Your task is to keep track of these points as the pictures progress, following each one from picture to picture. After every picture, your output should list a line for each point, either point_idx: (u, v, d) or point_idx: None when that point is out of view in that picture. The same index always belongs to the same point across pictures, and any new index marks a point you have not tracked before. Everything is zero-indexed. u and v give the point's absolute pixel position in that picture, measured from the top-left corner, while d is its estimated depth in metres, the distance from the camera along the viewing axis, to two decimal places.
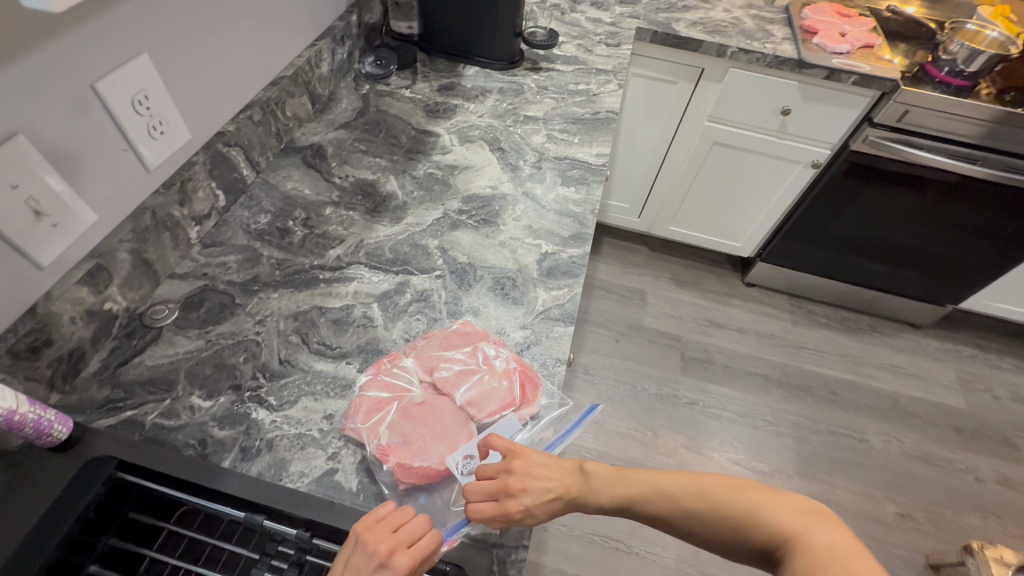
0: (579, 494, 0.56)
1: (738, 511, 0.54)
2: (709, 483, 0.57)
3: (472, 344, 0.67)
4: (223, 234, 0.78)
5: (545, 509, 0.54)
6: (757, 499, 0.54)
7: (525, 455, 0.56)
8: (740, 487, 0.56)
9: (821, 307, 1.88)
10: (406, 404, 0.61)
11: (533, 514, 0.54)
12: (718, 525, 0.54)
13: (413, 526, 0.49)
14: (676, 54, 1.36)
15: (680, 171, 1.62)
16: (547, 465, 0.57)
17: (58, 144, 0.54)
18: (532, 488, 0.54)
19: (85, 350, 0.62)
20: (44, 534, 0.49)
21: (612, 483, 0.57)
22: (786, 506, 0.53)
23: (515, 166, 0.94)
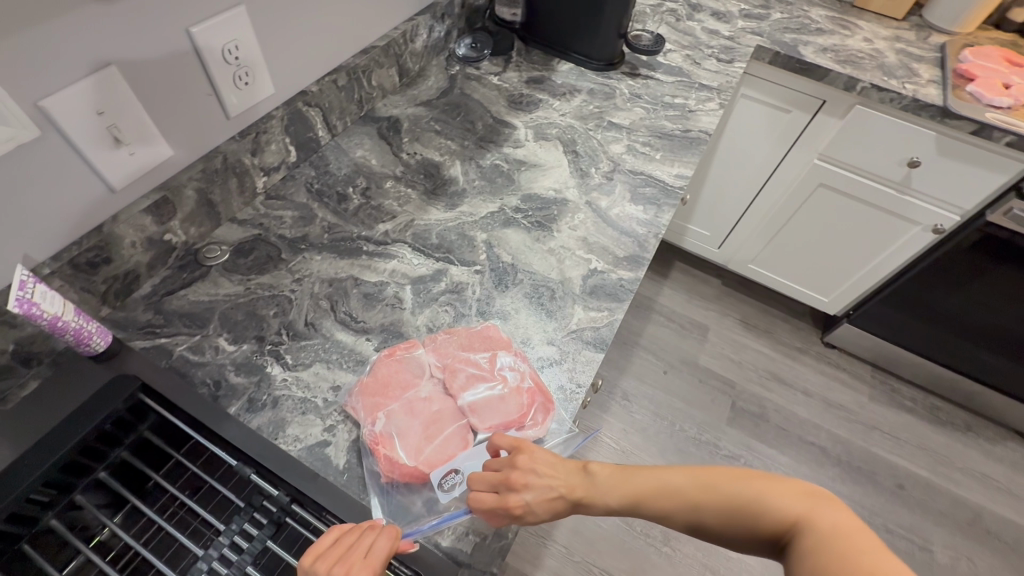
0: (584, 494, 0.52)
1: (742, 501, 0.48)
2: (712, 473, 0.51)
3: (491, 350, 0.64)
4: (287, 189, 0.81)
5: (547, 508, 0.52)
6: (759, 486, 0.48)
7: (531, 450, 0.54)
8: (740, 478, 0.50)
9: (908, 388, 1.67)
10: (409, 397, 0.60)
11: (534, 510, 0.51)
12: (721, 520, 0.48)
13: (364, 537, 0.47)
14: (796, 81, 1.23)
15: (774, 208, 1.49)
16: (552, 463, 0.54)
17: (147, 81, 0.58)
18: (534, 482, 0.52)
19: (139, 274, 0.66)
20: (62, 435, 0.54)
21: (616, 483, 0.52)
22: (789, 490, 0.47)
23: (585, 172, 0.89)
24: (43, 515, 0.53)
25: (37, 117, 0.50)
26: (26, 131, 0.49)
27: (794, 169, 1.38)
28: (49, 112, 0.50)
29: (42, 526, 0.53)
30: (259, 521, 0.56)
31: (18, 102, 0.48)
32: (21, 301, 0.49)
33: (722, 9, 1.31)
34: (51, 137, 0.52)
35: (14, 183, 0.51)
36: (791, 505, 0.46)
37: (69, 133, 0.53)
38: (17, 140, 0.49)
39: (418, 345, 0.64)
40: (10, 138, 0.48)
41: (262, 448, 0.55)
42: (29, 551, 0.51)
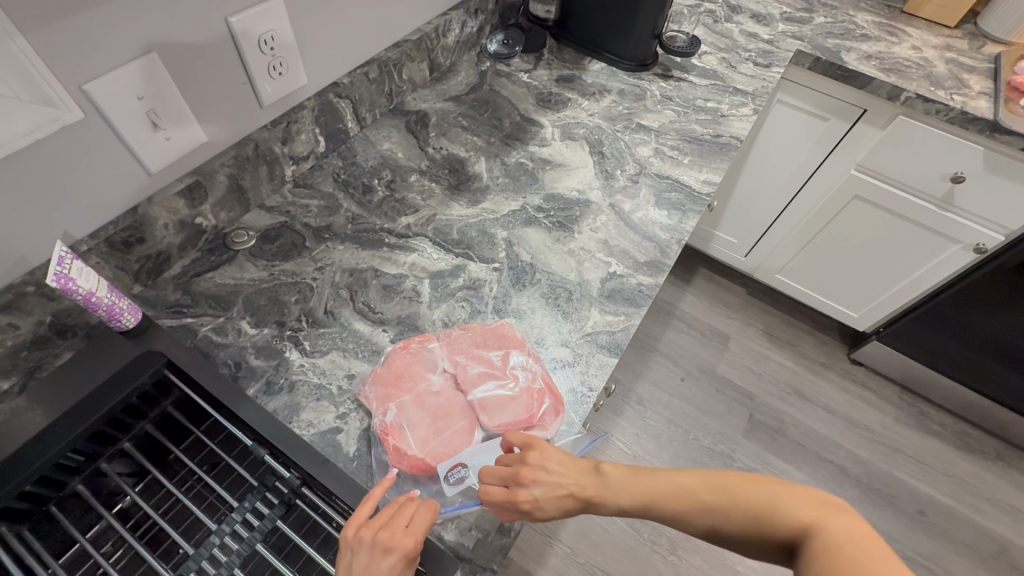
0: (594, 493, 0.52)
1: (757, 506, 0.49)
2: (727, 478, 0.51)
3: (504, 348, 0.65)
4: (315, 178, 0.83)
5: (557, 505, 0.51)
6: (775, 491, 0.49)
7: (541, 446, 0.54)
8: (756, 483, 0.50)
9: (937, 412, 1.61)
10: (420, 390, 0.61)
11: (543, 506, 0.51)
12: (736, 524, 0.49)
13: (405, 507, 0.49)
14: (836, 88, 1.19)
15: (805, 218, 1.45)
16: (564, 460, 0.54)
17: (185, 68, 0.60)
18: (545, 478, 0.52)
19: (171, 255, 0.69)
20: (92, 406, 0.56)
21: (628, 482, 0.52)
22: (804, 497, 0.49)
23: (610, 174, 0.88)
24: (71, 481, 0.57)
25: (81, 100, 0.52)
26: (70, 114, 0.52)
27: (829, 180, 1.34)
28: (92, 95, 0.52)
29: (71, 490, 0.57)
30: (269, 501, 0.58)
31: (63, 85, 0.50)
32: (60, 277, 0.51)
33: (763, 12, 1.28)
34: (93, 120, 0.54)
35: (58, 162, 0.53)
36: (806, 511, 0.47)
37: (110, 116, 0.55)
38: (61, 122, 0.51)
39: (432, 339, 0.65)
40: (55, 120, 0.51)
41: (277, 430, 0.57)
42: (58, 513, 0.55)
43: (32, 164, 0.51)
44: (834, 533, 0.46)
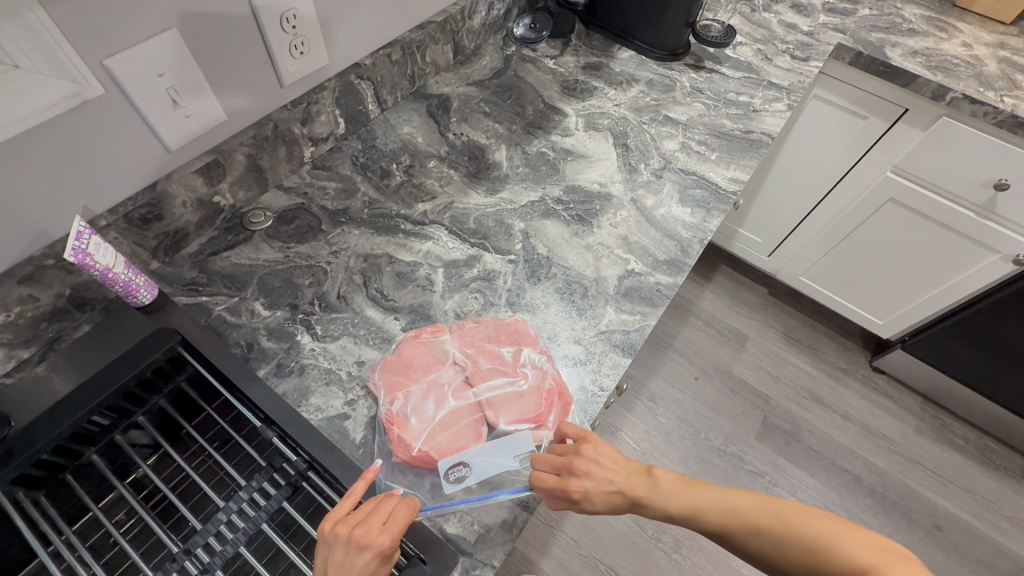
0: (642, 495, 0.54)
1: (815, 540, 0.49)
2: (784, 505, 0.52)
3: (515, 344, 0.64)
4: (333, 160, 0.82)
5: (606, 501, 0.53)
6: (836, 530, 0.49)
7: (592, 442, 0.55)
8: (815, 516, 0.50)
9: (960, 425, 1.56)
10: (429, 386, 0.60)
11: (593, 500, 0.53)
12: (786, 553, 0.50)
13: (384, 503, 0.48)
14: (878, 85, 1.13)
15: (834, 221, 1.40)
16: (614, 458, 0.55)
17: (205, 46, 0.59)
18: (597, 474, 0.54)
19: (188, 233, 0.69)
20: (108, 379, 0.57)
21: (680, 491, 0.54)
22: (865, 539, 0.48)
23: (633, 167, 0.86)
24: (87, 451, 0.58)
25: (101, 74, 0.52)
26: (90, 88, 0.51)
27: (863, 181, 1.28)
28: (112, 70, 0.52)
29: (86, 459, 0.58)
30: (276, 482, 0.58)
31: (83, 59, 0.50)
32: (78, 252, 0.52)
33: (803, 2, 1.22)
34: (113, 95, 0.54)
35: (78, 136, 0.53)
36: (867, 553, 0.47)
37: (130, 92, 0.55)
38: (80, 97, 0.51)
39: (445, 330, 0.64)
40: (75, 94, 0.51)
41: (286, 414, 0.57)
42: (73, 482, 0.57)
43: (53, 138, 0.52)
44: None
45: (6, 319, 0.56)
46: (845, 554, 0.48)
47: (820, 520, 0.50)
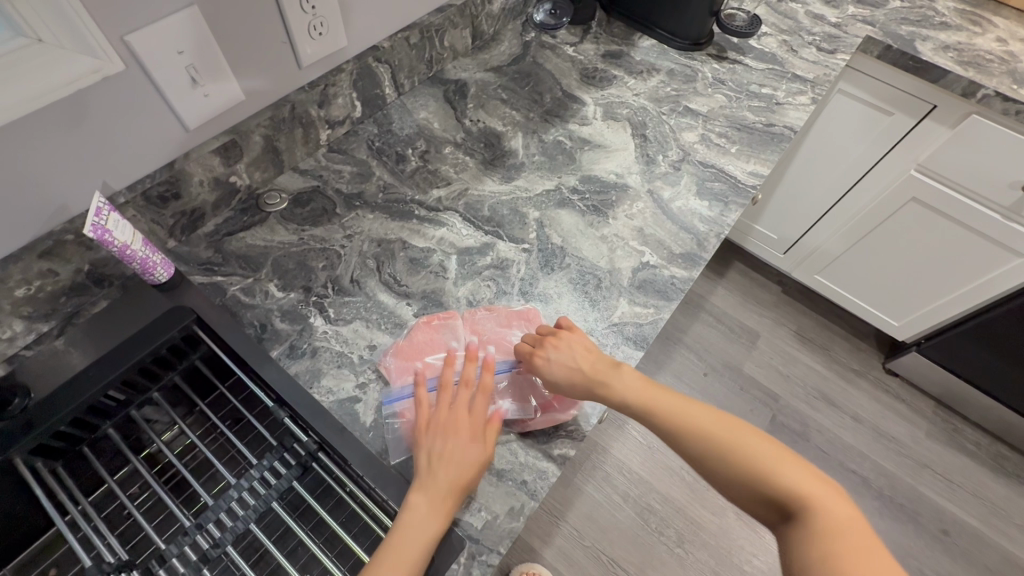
0: (604, 380, 0.58)
1: (756, 460, 0.53)
2: (735, 425, 0.56)
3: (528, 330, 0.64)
4: (349, 144, 0.82)
5: (567, 377, 0.58)
6: (777, 456, 0.54)
7: (573, 336, 0.61)
8: (761, 441, 0.55)
9: (973, 431, 1.53)
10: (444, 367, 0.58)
11: (553, 371, 0.58)
12: (728, 469, 0.53)
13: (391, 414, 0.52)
14: (905, 80, 1.10)
15: (854, 219, 1.37)
16: (588, 352, 0.60)
17: (224, 24, 0.59)
18: (561, 354, 0.59)
19: (205, 212, 0.70)
20: (125, 354, 0.58)
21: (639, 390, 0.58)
22: (801, 467, 0.53)
23: (651, 159, 0.84)
24: (103, 424, 0.59)
25: (122, 50, 0.52)
26: (111, 64, 0.51)
27: (885, 179, 1.26)
28: (132, 46, 0.52)
29: (102, 432, 0.59)
30: (287, 461, 0.59)
31: (104, 34, 0.50)
32: (96, 228, 0.52)
33: None
34: (133, 72, 0.54)
35: (98, 112, 0.54)
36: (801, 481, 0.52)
37: (149, 68, 0.55)
38: (101, 72, 0.51)
39: (456, 316, 0.64)
40: (96, 70, 0.50)
41: (299, 394, 0.58)
42: (89, 454, 0.58)
43: (74, 113, 0.52)
44: (815, 502, 0.50)
45: (27, 293, 0.57)
46: (782, 477, 0.52)
47: (766, 447, 0.54)
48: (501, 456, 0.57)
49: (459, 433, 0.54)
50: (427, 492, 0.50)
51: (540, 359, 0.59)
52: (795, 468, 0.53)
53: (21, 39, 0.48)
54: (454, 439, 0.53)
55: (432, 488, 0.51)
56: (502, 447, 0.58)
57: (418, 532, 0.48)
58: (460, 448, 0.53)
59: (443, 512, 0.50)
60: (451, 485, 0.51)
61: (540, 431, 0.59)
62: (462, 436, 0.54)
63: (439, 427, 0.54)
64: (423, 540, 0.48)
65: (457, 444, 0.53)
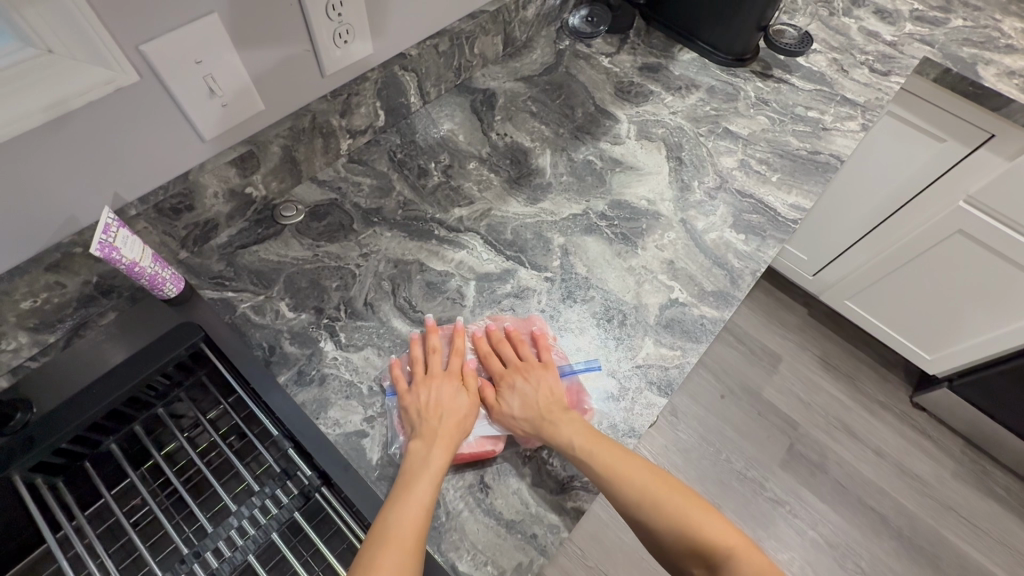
0: (556, 425, 0.56)
1: (684, 517, 0.54)
2: (664, 480, 0.55)
3: (543, 344, 0.63)
4: (370, 154, 0.79)
5: (525, 414, 0.56)
6: (701, 513, 0.55)
7: (543, 367, 0.61)
8: (687, 496, 0.55)
9: (1002, 474, 1.46)
10: (450, 355, 0.61)
11: (513, 409, 0.57)
12: (657, 525, 0.54)
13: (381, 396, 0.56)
14: (963, 106, 1.02)
15: (892, 248, 1.30)
16: (552, 385, 0.59)
17: (245, 32, 0.56)
18: (527, 385, 0.58)
19: (218, 223, 0.68)
20: (130, 371, 0.56)
21: (586, 437, 0.55)
22: (719, 523, 0.55)
23: (686, 185, 0.80)
24: (105, 440, 0.57)
25: (136, 60, 0.49)
26: (124, 76, 0.49)
27: (930, 209, 1.19)
28: (148, 56, 0.49)
29: (105, 448, 0.57)
30: (288, 490, 0.56)
31: (118, 43, 0.47)
32: (103, 246, 0.50)
33: (889, 7, 1.11)
34: (149, 82, 0.51)
35: (110, 122, 0.51)
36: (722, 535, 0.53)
37: (166, 79, 0.52)
38: (114, 84, 0.48)
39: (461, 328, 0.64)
40: (108, 82, 0.48)
41: (304, 425, 0.56)
42: (90, 470, 0.56)
43: (86, 124, 0.49)
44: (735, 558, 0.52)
45: (33, 305, 0.55)
46: (705, 531, 0.53)
47: (690, 502, 0.55)
48: (510, 504, 0.54)
49: (444, 384, 0.58)
50: (425, 436, 0.53)
51: (503, 395, 0.58)
52: (717, 522, 0.54)
53: (28, 48, 0.45)
54: (442, 390, 0.57)
55: (429, 432, 0.54)
56: (512, 493, 0.55)
57: (424, 471, 0.51)
58: (450, 397, 0.57)
59: (445, 450, 0.53)
60: (448, 427, 0.55)
61: (552, 480, 0.56)
62: (448, 386, 0.58)
63: (422, 383, 0.58)
64: (432, 475, 0.51)
65: (444, 393, 0.57)
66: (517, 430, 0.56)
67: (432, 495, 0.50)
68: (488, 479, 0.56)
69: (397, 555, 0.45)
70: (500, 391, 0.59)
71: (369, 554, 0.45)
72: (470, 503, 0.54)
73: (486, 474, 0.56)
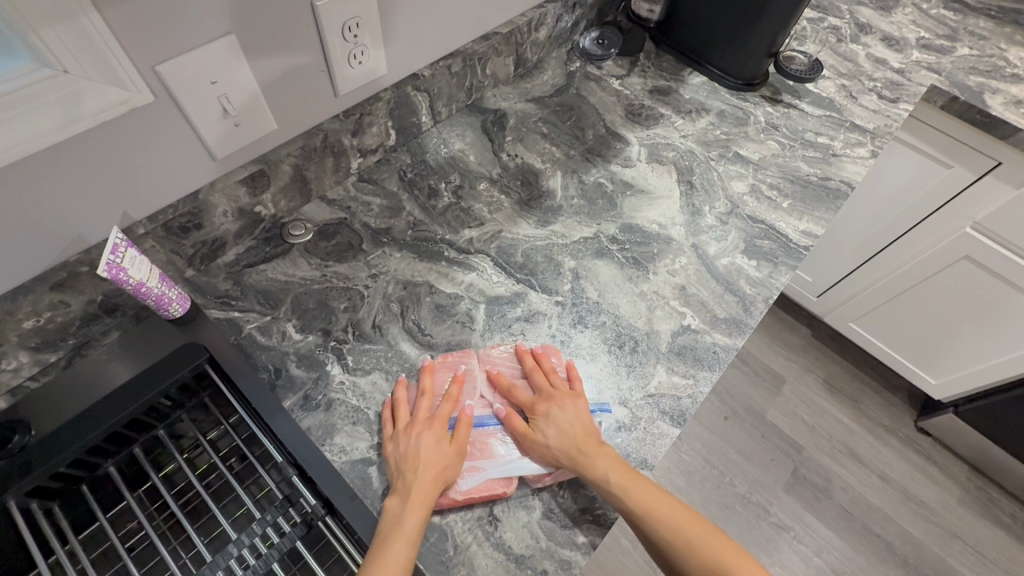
0: (589, 458, 0.54)
1: (714, 561, 0.54)
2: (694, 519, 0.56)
3: (575, 371, 0.61)
4: (380, 173, 0.78)
5: (559, 445, 0.55)
6: (734, 556, 0.55)
7: (572, 396, 0.59)
8: (719, 541, 0.55)
9: (1009, 501, 1.44)
10: (424, 395, 0.58)
11: (548, 440, 0.55)
12: (685, 559, 0.55)
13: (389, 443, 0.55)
14: (970, 134, 1.02)
15: (897, 272, 1.29)
16: (584, 416, 0.57)
17: (259, 51, 0.55)
18: (561, 415, 0.57)
19: (226, 241, 0.67)
20: (131, 396, 0.54)
21: (618, 474, 0.53)
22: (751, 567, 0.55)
23: (697, 209, 0.79)
24: (104, 463, 0.55)
25: (151, 80, 0.49)
26: (139, 95, 0.48)
27: (937, 235, 1.18)
28: (163, 76, 0.49)
29: (102, 471, 0.55)
30: (290, 517, 0.54)
31: (135, 63, 0.47)
32: (111, 266, 0.49)
33: (895, 34, 1.12)
34: (163, 101, 0.51)
35: (122, 140, 0.50)
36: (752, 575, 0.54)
37: (180, 98, 0.51)
38: (129, 104, 0.48)
39: (473, 356, 0.62)
40: (123, 101, 0.47)
41: (310, 453, 0.54)
42: (87, 493, 0.54)
43: (99, 143, 0.49)
44: None
45: (36, 324, 0.54)
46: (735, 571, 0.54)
47: (721, 542, 0.55)
48: (520, 537, 0.53)
49: (423, 432, 0.54)
50: (401, 492, 0.51)
51: (537, 426, 0.56)
52: (748, 564, 0.55)
53: (43, 69, 0.44)
54: (417, 437, 0.54)
55: (405, 488, 0.51)
56: (522, 526, 0.54)
57: (401, 530, 0.48)
58: (427, 447, 0.53)
59: (420, 503, 0.50)
60: (423, 480, 0.52)
61: (563, 513, 0.55)
62: (427, 434, 0.54)
63: (403, 430, 0.55)
64: (407, 535, 0.48)
65: (422, 443, 0.54)
66: (551, 461, 0.55)
67: (412, 555, 0.48)
68: (497, 511, 0.54)
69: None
70: (532, 425, 0.57)
71: None
72: (478, 536, 0.53)
73: (496, 506, 0.54)
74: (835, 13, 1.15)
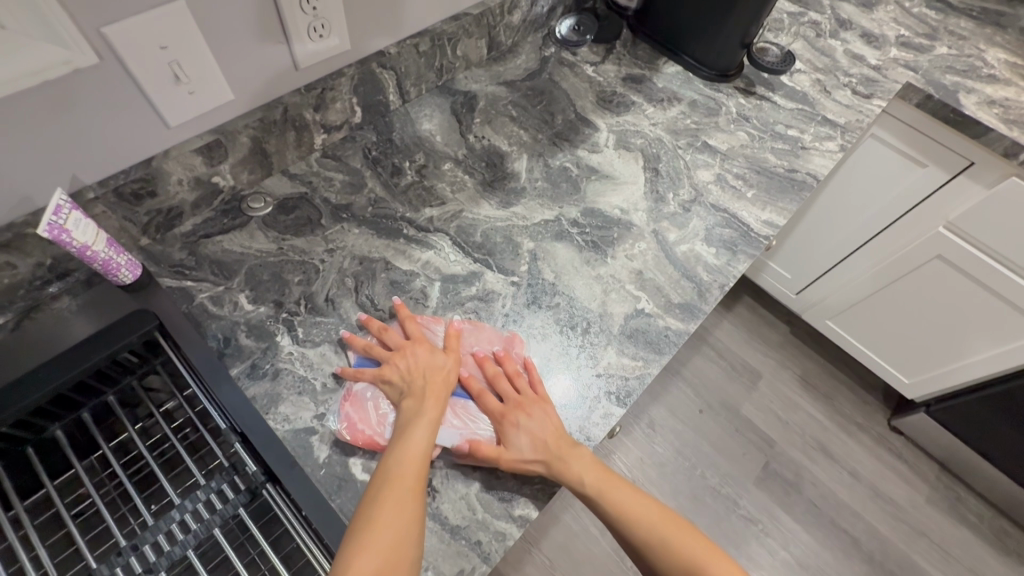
0: (564, 460, 0.54)
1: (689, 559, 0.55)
2: (671, 520, 0.57)
3: (536, 372, 0.60)
4: (345, 150, 0.78)
5: (528, 451, 0.54)
6: (710, 556, 0.55)
7: (541, 401, 0.58)
8: (696, 540, 0.56)
9: (976, 501, 1.46)
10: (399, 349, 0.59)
11: (519, 448, 0.54)
12: (660, 558, 0.55)
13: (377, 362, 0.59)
14: (943, 133, 1.03)
15: (872, 270, 1.30)
16: (555, 422, 0.57)
17: (213, 20, 0.55)
18: (531, 423, 0.56)
19: (183, 211, 0.67)
20: (76, 359, 0.53)
21: (593, 472, 0.55)
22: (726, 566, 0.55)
23: (660, 196, 0.80)
24: (50, 426, 0.54)
25: (97, 42, 0.49)
26: (82, 56, 0.48)
27: (911, 234, 1.19)
28: (109, 38, 0.49)
29: (49, 434, 0.54)
30: (236, 485, 0.54)
31: (78, 24, 0.47)
32: (53, 227, 0.49)
33: (875, 31, 1.12)
34: (109, 64, 0.51)
35: (68, 102, 0.50)
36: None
37: (128, 62, 0.51)
38: (72, 65, 0.48)
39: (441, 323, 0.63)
40: (65, 61, 0.47)
41: (252, 420, 0.55)
42: (34, 458, 0.54)
43: (44, 103, 0.49)
44: None
45: None
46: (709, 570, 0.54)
47: (698, 541, 0.56)
48: (457, 509, 0.54)
49: (416, 348, 0.59)
50: (416, 394, 0.56)
51: (508, 438, 0.55)
52: (723, 564, 0.55)
53: None
54: (417, 356, 0.58)
55: (418, 391, 0.56)
56: (460, 499, 0.54)
57: (424, 423, 0.54)
58: (424, 358, 0.58)
59: (434, 398, 0.56)
60: (432, 382, 0.57)
61: (501, 487, 0.55)
62: (420, 349, 0.59)
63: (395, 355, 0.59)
64: (427, 423, 0.54)
65: (418, 357, 0.58)
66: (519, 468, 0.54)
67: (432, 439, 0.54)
68: (436, 482, 0.55)
69: (389, 530, 0.47)
70: (500, 434, 0.56)
71: (377, 494, 0.49)
72: None
73: (434, 477, 0.55)
74: (815, 8, 1.15)
